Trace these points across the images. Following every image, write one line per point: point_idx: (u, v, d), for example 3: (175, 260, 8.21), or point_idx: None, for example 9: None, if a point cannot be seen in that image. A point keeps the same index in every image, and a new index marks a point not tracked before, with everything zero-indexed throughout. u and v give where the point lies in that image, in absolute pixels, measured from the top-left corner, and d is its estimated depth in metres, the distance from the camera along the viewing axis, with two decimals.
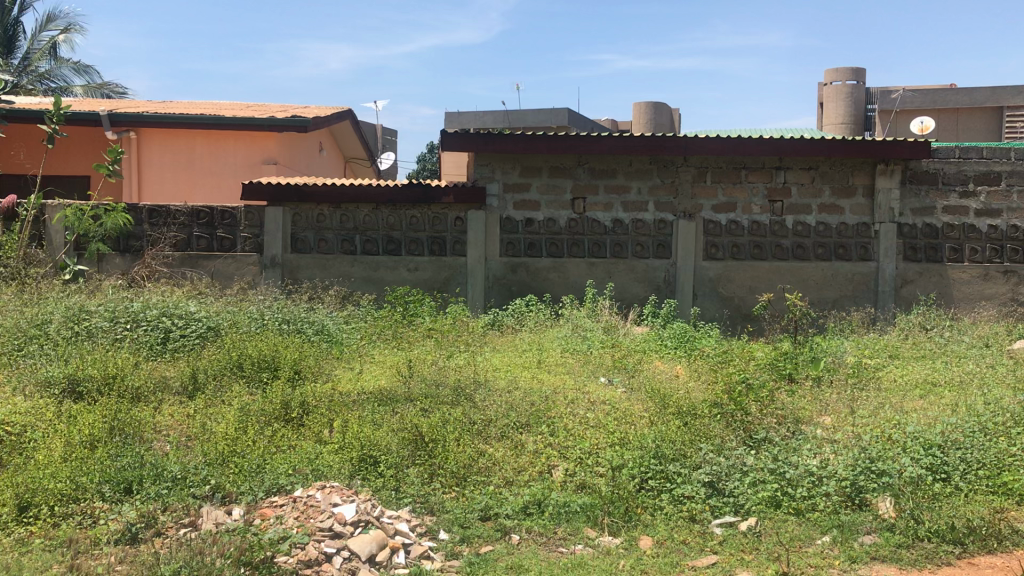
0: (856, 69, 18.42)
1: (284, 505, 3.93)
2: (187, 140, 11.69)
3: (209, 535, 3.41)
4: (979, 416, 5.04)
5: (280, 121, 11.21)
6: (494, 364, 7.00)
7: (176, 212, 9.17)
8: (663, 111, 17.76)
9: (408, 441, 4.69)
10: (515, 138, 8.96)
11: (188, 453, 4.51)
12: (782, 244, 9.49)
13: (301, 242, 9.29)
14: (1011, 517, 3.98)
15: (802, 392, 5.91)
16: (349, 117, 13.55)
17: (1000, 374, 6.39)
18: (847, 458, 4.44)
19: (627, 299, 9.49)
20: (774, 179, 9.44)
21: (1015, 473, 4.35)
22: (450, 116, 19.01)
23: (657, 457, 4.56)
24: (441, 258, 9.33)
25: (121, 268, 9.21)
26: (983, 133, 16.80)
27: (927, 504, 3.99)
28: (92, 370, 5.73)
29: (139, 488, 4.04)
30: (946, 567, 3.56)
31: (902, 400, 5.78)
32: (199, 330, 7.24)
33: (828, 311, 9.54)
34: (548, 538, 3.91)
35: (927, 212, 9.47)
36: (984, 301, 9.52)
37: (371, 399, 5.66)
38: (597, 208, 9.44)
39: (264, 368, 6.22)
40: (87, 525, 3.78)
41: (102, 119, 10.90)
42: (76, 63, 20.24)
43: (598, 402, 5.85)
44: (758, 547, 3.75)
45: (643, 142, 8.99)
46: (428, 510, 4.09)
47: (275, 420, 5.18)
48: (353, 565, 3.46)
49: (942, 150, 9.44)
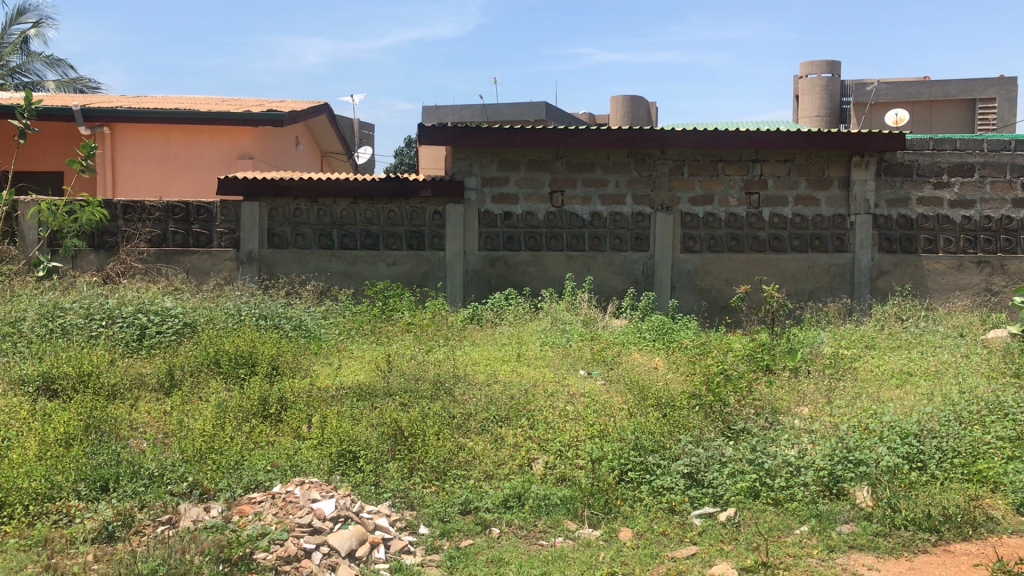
0: (831, 64, 18.50)
1: (263, 501, 3.90)
2: (162, 135, 11.59)
3: (188, 534, 3.38)
4: (954, 405, 5.12)
5: (255, 115, 11.11)
6: (473, 358, 6.99)
7: (151, 208, 9.10)
8: (642, 104, 17.79)
9: (389, 435, 4.68)
10: (493, 132, 8.93)
11: (166, 450, 4.47)
12: (758, 236, 9.53)
13: (278, 237, 9.22)
14: (986, 504, 4.04)
15: (781, 382, 5.92)
16: (326, 111, 13.44)
17: (975, 363, 6.46)
18: (825, 448, 4.46)
19: (605, 292, 9.52)
20: (750, 172, 9.48)
21: (989, 461, 4.41)
22: (427, 111, 18.97)
23: (637, 449, 4.56)
24: (420, 252, 9.30)
25: (95, 265, 9.11)
26: (955, 125, 17.00)
27: (904, 493, 4.04)
28: (67, 367, 5.66)
29: (116, 486, 4.00)
30: (924, 555, 3.59)
31: (878, 390, 5.82)
32: (176, 326, 7.18)
33: (805, 302, 9.60)
34: (528, 532, 3.91)
35: (902, 203, 9.55)
36: (959, 291, 9.62)
37: (349, 394, 5.64)
38: (576, 201, 9.45)
39: (241, 364, 6.16)
40: (62, 524, 3.73)
41: (74, 114, 10.77)
42: (47, 56, 19.97)
43: (578, 395, 5.84)
44: (737, 537, 3.77)
45: (621, 134, 8.99)
46: (408, 505, 4.09)
47: (253, 417, 5.14)
48: (332, 561, 3.44)
49: (916, 142, 9.52)
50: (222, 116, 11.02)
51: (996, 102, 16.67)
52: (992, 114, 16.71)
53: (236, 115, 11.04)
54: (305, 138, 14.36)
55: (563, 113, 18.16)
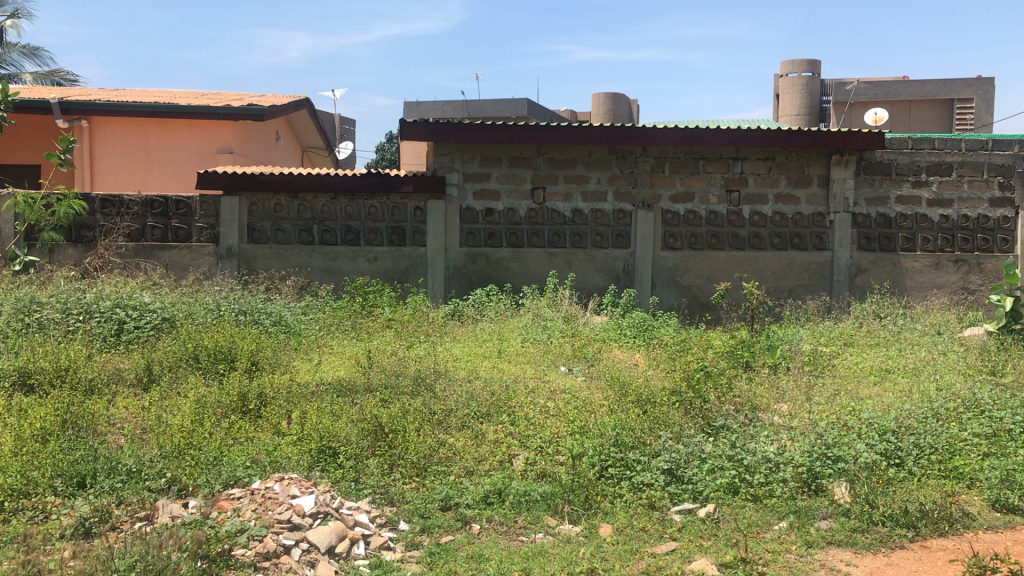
0: (810, 62, 18.47)
1: (242, 498, 3.87)
2: (141, 128, 11.50)
3: (166, 529, 3.36)
4: (931, 403, 5.17)
5: (236, 109, 11.02)
6: (455, 354, 6.98)
7: (130, 202, 9.03)
8: (622, 102, 17.83)
9: (369, 431, 4.65)
10: (475, 128, 8.92)
11: (144, 446, 4.44)
12: (738, 234, 9.57)
13: (257, 232, 9.17)
14: (962, 500, 4.08)
15: (760, 379, 5.96)
16: (307, 106, 13.36)
17: (952, 361, 6.52)
18: (804, 445, 4.49)
19: (586, 289, 9.53)
20: (731, 170, 9.52)
21: (965, 457, 4.46)
22: (409, 107, 18.91)
23: (617, 445, 4.57)
24: (401, 248, 9.27)
25: (73, 259, 9.03)
26: (932, 125, 17.14)
27: (881, 489, 4.07)
28: (44, 363, 5.61)
29: (93, 482, 3.96)
30: (900, 550, 3.63)
31: (856, 388, 5.87)
32: (154, 321, 7.13)
33: (784, 299, 9.66)
34: (509, 528, 3.91)
35: (881, 202, 9.62)
36: (936, 289, 9.71)
37: (329, 390, 5.61)
38: (557, 198, 9.45)
39: (220, 360, 6.12)
40: (38, 520, 3.67)
41: (52, 106, 10.67)
42: (23, 46, 19.75)
43: (559, 391, 5.86)
44: (716, 533, 3.79)
45: (604, 131, 9.01)
46: (388, 501, 4.08)
47: (231, 413, 5.11)
48: (311, 557, 3.42)
49: (895, 141, 9.59)
50: (202, 109, 10.93)
51: (973, 102, 16.84)
52: (970, 114, 16.88)
53: (216, 109, 10.95)
54: (285, 132, 14.28)
55: (545, 111, 18.19)
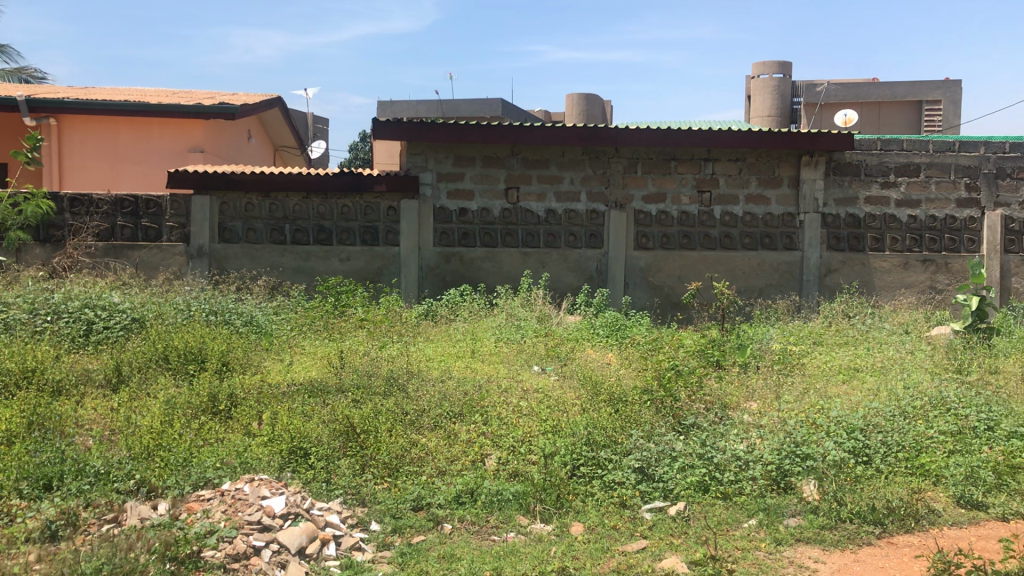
0: (781, 63, 18.62)
1: (211, 499, 3.84)
2: (110, 126, 11.39)
3: (134, 531, 3.34)
4: (899, 401, 5.23)
5: (207, 107, 10.94)
6: (428, 354, 6.97)
7: (99, 201, 8.93)
8: (596, 102, 17.89)
9: (341, 432, 4.63)
10: (448, 128, 8.91)
11: (112, 447, 4.40)
12: (710, 234, 9.63)
13: (229, 232, 9.11)
14: (928, 497, 4.13)
15: (730, 378, 6.00)
16: (279, 105, 13.28)
17: (919, 359, 6.60)
18: (773, 443, 4.53)
19: (559, 289, 9.55)
20: (702, 171, 9.58)
21: (931, 455, 4.52)
22: (382, 106, 18.85)
23: (588, 444, 4.59)
24: (374, 247, 9.24)
25: (41, 259, 8.92)
26: (901, 127, 17.34)
27: (849, 487, 4.12)
28: (10, 364, 5.55)
29: (60, 484, 3.93)
30: (868, 547, 3.67)
31: (825, 386, 5.93)
32: (123, 321, 7.06)
33: (755, 299, 9.73)
34: (480, 527, 3.91)
35: (850, 202, 9.72)
36: (905, 289, 9.83)
37: (301, 390, 5.59)
38: (530, 198, 9.46)
39: (191, 360, 6.07)
40: (4, 523, 3.62)
41: (19, 104, 10.54)
42: None
43: (531, 390, 5.87)
44: (687, 531, 3.82)
45: (576, 132, 9.03)
46: (360, 501, 4.07)
47: (201, 413, 5.07)
48: (281, 558, 3.41)
49: (864, 143, 9.69)
50: (173, 108, 10.85)
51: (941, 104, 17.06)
52: (938, 115, 17.10)
53: (186, 107, 10.87)
54: (257, 131, 14.19)
55: (518, 111, 18.20)
